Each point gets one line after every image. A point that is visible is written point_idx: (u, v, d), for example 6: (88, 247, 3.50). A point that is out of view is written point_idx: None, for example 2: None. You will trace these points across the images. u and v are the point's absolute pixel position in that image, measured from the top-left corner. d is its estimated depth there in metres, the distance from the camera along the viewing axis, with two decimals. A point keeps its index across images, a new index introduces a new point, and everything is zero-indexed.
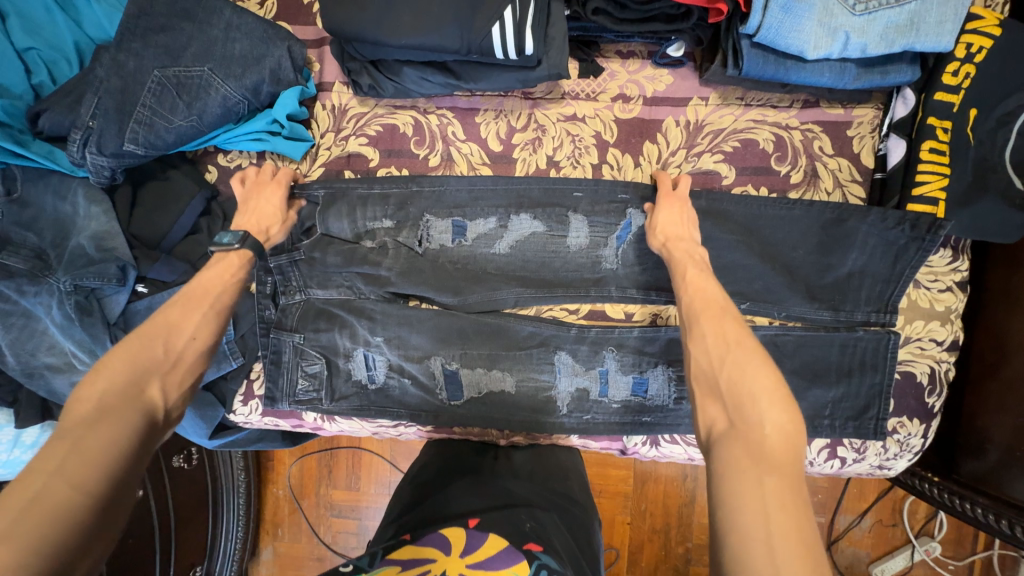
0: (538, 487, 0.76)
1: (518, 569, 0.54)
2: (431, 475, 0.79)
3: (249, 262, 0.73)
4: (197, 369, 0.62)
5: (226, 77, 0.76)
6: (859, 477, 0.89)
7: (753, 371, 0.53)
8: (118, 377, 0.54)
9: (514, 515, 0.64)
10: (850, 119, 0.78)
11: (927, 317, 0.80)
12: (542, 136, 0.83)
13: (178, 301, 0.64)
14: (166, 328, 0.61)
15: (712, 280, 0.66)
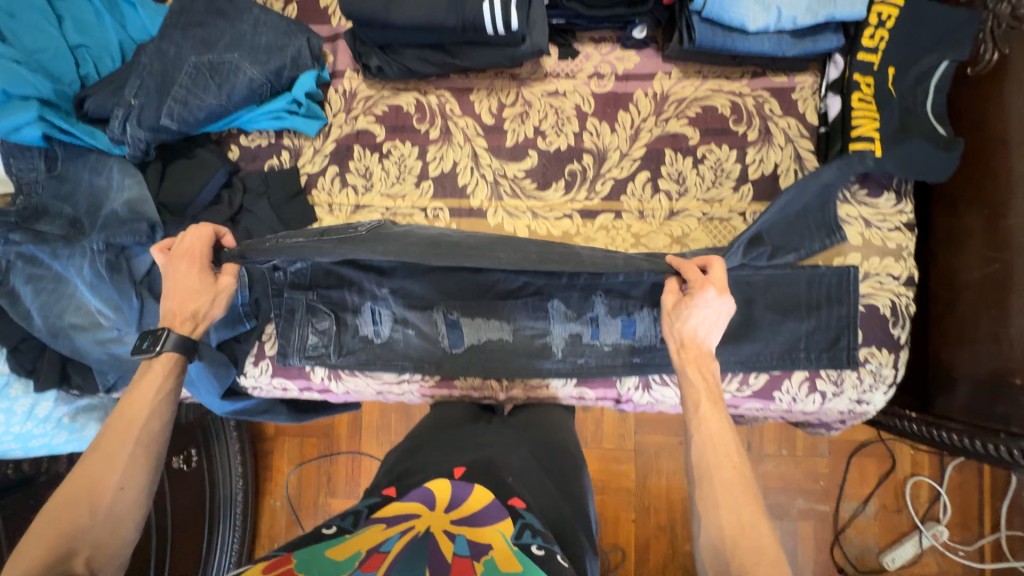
0: (524, 446, 0.84)
1: (501, 526, 0.62)
2: (422, 432, 0.87)
3: (175, 363, 0.75)
4: (133, 518, 0.66)
5: (253, 62, 0.88)
6: (841, 415, 0.94)
7: (765, 559, 0.60)
8: (39, 555, 0.59)
9: (494, 470, 0.73)
10: (793, 85, 0.90)
11: (882, 254, 0.88)
12: (528, 110, 0.94)
13: (106, 441, 0.67)
14: (88, 489, 0.64)
15: (731, 435, 0.70)
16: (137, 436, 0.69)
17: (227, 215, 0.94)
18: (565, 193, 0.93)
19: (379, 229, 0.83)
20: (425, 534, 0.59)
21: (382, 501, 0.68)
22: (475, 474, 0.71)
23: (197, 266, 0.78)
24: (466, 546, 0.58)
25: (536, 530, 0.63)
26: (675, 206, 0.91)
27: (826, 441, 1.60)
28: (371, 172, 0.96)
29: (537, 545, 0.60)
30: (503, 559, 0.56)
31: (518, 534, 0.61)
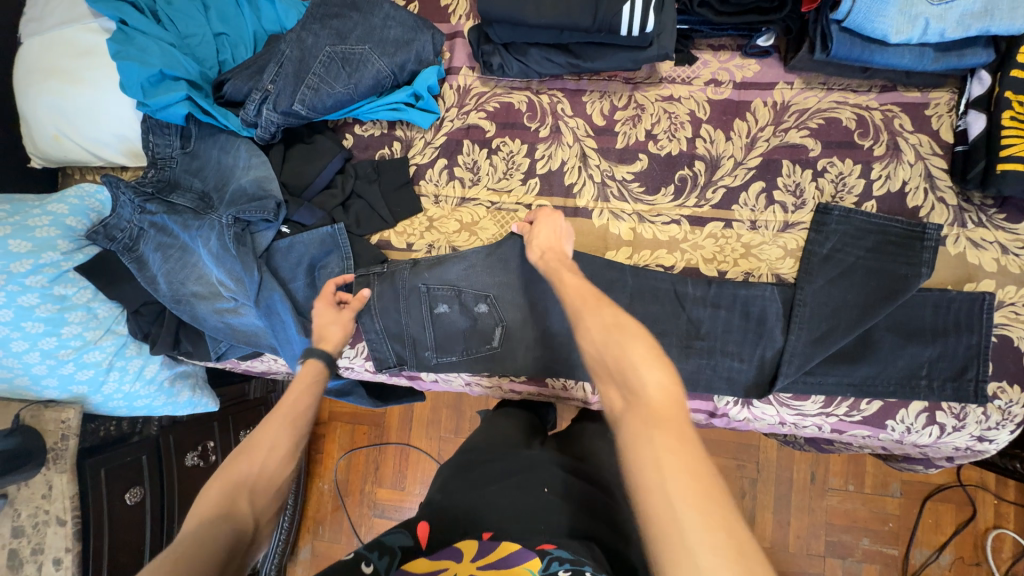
0: (574, 474, 0.83)
1: (530, 564, 0.61)
2: (478, 447, 0.92)
3: (323, 373, 0.80)
4: (281, 480, 0.65)
5: (381, 55, 0.92)
6: (956, 451, 0.88)
7: (633, 345, 0.60)
8: (213, 501, 0.59)
9: (531, 485, 0.78)
10: (927, 101, 0.87)
11: (1019, 283, 0.83)
12: (641, 113, 0.94)
13: (266, 417, 0.70)
14: (249, 447, 0.65)
15: (583, 280, 0.75)
16: (293, 415, 0.71)
17: (340, 200, 0.98)
18: (675, 199, 0.92)
19: (510, 330, 0.92)
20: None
21: (414, 547, 0.68)
22: (502, 527, 0.69)
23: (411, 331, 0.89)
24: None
25: (564, 557, 0.62)
26: (790, 219, 0.89)
27: (898, 480, 1.51)
28: (478, 166, 0.98)
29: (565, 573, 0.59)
30: None
31: (546, 567, 0.60)
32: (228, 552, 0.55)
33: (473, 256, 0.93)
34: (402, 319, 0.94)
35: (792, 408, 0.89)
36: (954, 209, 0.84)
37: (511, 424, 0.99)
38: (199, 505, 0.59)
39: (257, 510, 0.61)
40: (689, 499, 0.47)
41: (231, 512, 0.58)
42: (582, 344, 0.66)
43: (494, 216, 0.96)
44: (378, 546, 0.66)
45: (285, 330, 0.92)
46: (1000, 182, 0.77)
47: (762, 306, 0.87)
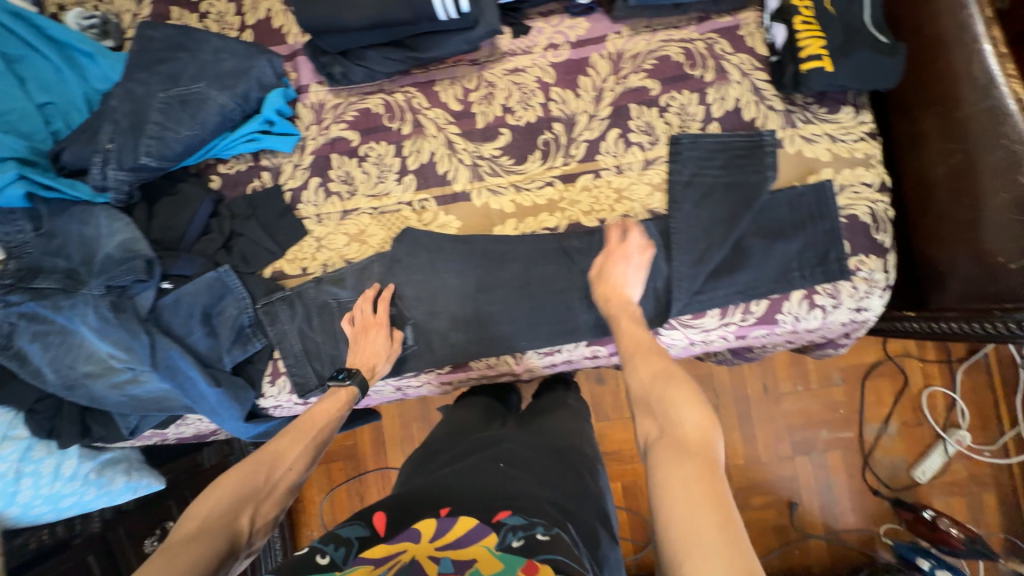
0: (532, 446, 0.88)
1: (486, 540, 0.61)
2: (438, 441, 0.96)
3: (353, 398, 0.85)
4: (285, 499, 0.71)
5: (221, 89, 0.90)
6: (843, 326, 0.97)
7: (678, 387, 0.67)
8: (225, 498, 0.65)
9: (488, 463, 0.81)
10: (738, 23, 0.94)
11: (852, 165, 0.92)
12: (493, 91, 0.98)
13: (293, 432, 0.78)
14: (273, 457, 0.73)
15: (644, 328, 0.80)
16: (318, 438, 0.79)
17: (220, 243, 0.96)
18: (543, 163, 0.96)
19: (421, 326, 0.94)
20: (410, 564, 0.59)
21: (373, 535, 0.68)
22: (459, 503, 0.70)
23: (381, 330, 0.89)
24: (451, 565, 0.58)
25: (518, 525, 0.64)
26: (650, 156, 0.95)
27: (837, 369, 1.63)
28: (352, 177, 0.98)
29: (516, 539, 0.62)
30: (485, 563, 0.57)
31: (501, 539, 0.62)
32: (226, 551, 0.60)
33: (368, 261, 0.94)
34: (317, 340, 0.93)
35: (694, 327, 0.95)
36: (783, 113, 0.92)
37: (470, 415, 1.03)
38: (204, 501, 0.65)
39: (259, 523, 0.67)
40: (709, 519, 0.51)
41: (237, 518, 0.64)
42: (629, 379, 0.73)
43: (379, 221, 0.97)
44: (334, 539, 0.65)
45: (194, 387, 0.89)
46: (808, 81, 0.85)
47: (645, 242, 0.92)
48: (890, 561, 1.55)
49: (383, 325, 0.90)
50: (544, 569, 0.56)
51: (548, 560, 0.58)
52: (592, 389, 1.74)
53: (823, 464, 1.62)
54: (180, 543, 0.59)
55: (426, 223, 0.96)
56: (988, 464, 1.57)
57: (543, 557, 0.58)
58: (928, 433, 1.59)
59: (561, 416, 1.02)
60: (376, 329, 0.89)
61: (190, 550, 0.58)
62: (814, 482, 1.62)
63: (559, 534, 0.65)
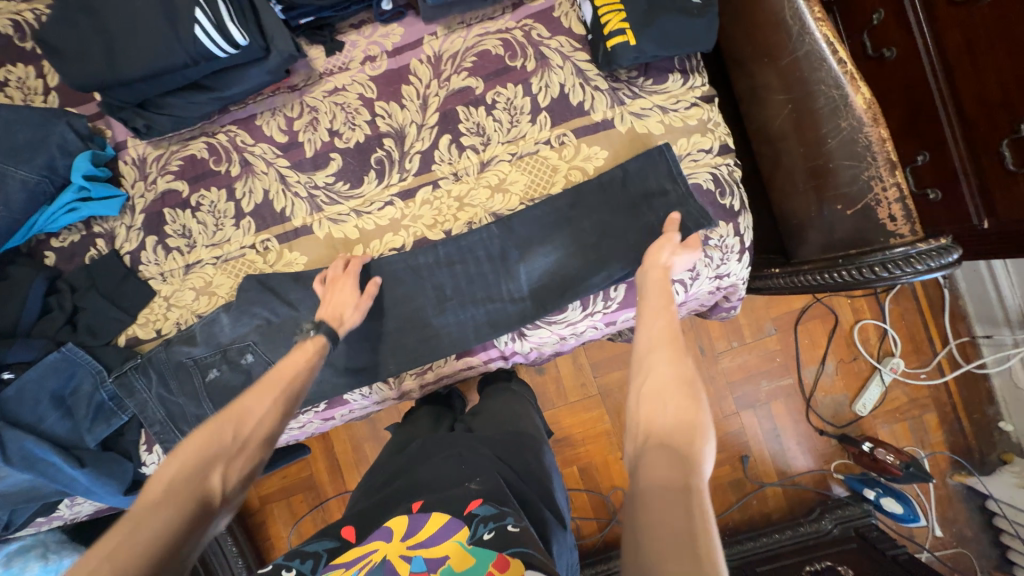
0: (492, 432, 0.88)
1: (459, 535, 0.61)
2: (383, 455, 0.93)
3: (324, 347, 0.78)
4: (260, 454, 0.65)
5: (20, 164, 0.86)
6: (709, 293, 0.97)
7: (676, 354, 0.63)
8: (189, 463, 0.59)
9: (450, 460, 0.79)
10: (552, 5, 0.91)
11: (687, 134, 0.90)
12: (316, 116, 0.94)
13: (261, 389, 0.70)
14: (238, 413, 0.65)
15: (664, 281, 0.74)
16: (290, 394, 0.71)
17: (64, 320, 0.93)
18: (380, 182, 0.93)
19: None
20: (382, 564, 0.59)
21: (342, 544, 0.66)
22: (432, 498, 0.69)
23: (347, 283, 0.86)
24: (423, 563, 0.59)
25: (488, 517, 0.63)
26: (484, 158, 0.92)
27: (769, 319, 1.62)
28: (189, 229, 0.95)
29: (488, 531, 0.61)
30: (458, 561, 0.57)
31: (473, 533, 0.61)
32: (194, 520, 0.55)
33: (216, 312, 0.91)
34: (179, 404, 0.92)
35: (559, 322, 0.94)
36: (609, 92, 0.90)
37: (417, 424, 1.00)
38: (166, 464, 0.59)
39: (229, 481, 0.61)
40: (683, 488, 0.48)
41: (207, 480, 0.58)
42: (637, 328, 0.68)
43: (224, 269, 0.94)
44: (300, 553, 0.64)
45: (59, 471, 0.88)
46: (613, 58, 0.83)
47: (491, 246, 0.91)
48: (843, 496, 1.56)
49: (352, 276, 0.86)
50: (515, 564, 0.54)
51: (518, 552, 0.57)
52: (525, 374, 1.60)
53: (769, 416, 1.61)
54: (144, 510, 0.53)
55: (272, 264, 0.93)
56: (927, 387, 1.58)
57: (514, 550, 0.57)
58: (864, 367, 1.60)
59: (506, 400, 1.03)
60: (344, 281, 0.85)
61: (159, 519, 0.53)
62: (762, 433, 1.61)
63: (528, 525, 0.64)
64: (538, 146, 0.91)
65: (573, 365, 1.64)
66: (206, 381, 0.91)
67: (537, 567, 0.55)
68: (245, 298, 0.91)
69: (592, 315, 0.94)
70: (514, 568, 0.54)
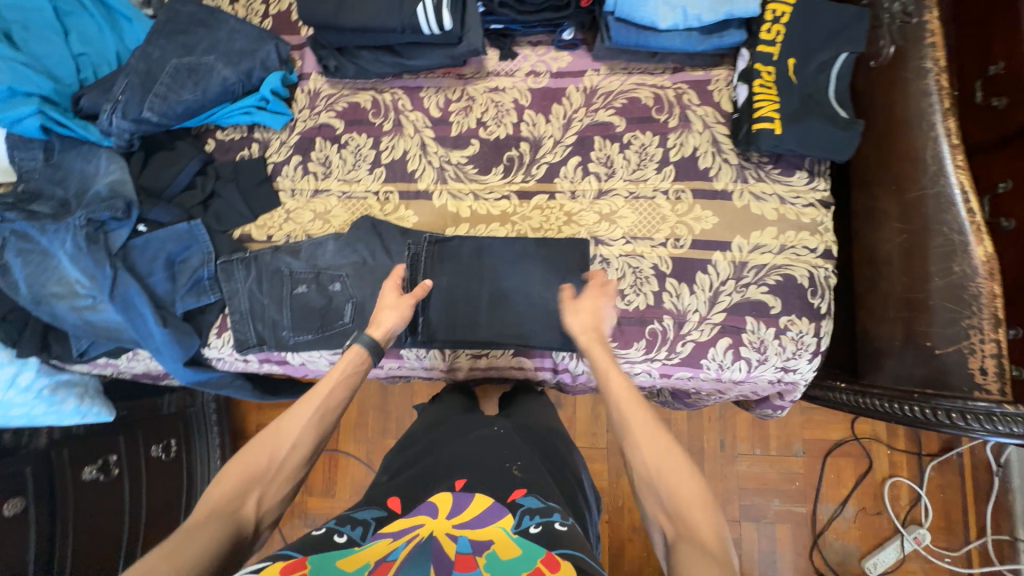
0: (526, 428, 0.94)
1: (503, 522, 0.65)
2: (416, 433, 0.97)
3: (356, 371, 0.84)
4: (295, 476, 0.74)
5: (226, 64, 1.00)
6: (769, 383, 0.98)
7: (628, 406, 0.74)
8: (230, 486, 0.69)
9: (492, 449, 0.82)
10: (709, 78, 0.99)
11: (797, 228, 0.94)
12: (471, 104, 1.05)
13: (306, 400, 0.79)
14: (274, 436, 0.75)
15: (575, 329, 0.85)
16: (327, 408, 0.79)
17: (200, 199, 1.05)
18: (504, 177, 1.02)
19: (361, 310, 0.98)
20: (429, 539, 0.62)
21: (388, 515, 0.70)
22: (475, 477, 0.75)
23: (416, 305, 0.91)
24: (468, 545, 0.62)
25: (534, 510, 0.68)
26: (603, 187, 0.99)
27: (800, 440, 1.57)
28: (330, 161, 1.06)
29: (534, 525, 0.65)
30: (503, 548, 0.60)
31: (518, 523, 0.65)
32: (230, 541, 0.63)
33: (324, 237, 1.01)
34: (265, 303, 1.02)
35: (619, 356, 0.97)
36: (736, 168, 0.96)
37: (447, 407, 1.04)
38: (213, 486, 0.69)
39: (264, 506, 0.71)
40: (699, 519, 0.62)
41: (242, 506, 0.68)
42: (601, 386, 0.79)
43: (345, 204, 1.04)
44: (350, 520, 0.67)
45: (144, 323, 0.97)
46: (754, 139, 0.89)
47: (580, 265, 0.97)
48: None
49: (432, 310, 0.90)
50: (565, 565, 0.58)
51: (566, 554, 0.60)
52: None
53: (771, 536, 1.54)
54: (193, 527, 0.63)
55: (388, 213, 1.03)
56: (948, 571, 1.47)
57: (562, 550, 0.61)
58: (886, 525, 1.51)
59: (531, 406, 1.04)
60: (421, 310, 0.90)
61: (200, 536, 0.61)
62: (756, 551, 1.54)
63: (574, 525, 0.68)
64: (656, 193, 0.97)
65: (590, 411, 1.64)
66: (291, 292, 0.99)
67: (586, 570, 0.59)
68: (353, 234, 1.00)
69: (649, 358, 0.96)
70: (564, 569, 0.57)
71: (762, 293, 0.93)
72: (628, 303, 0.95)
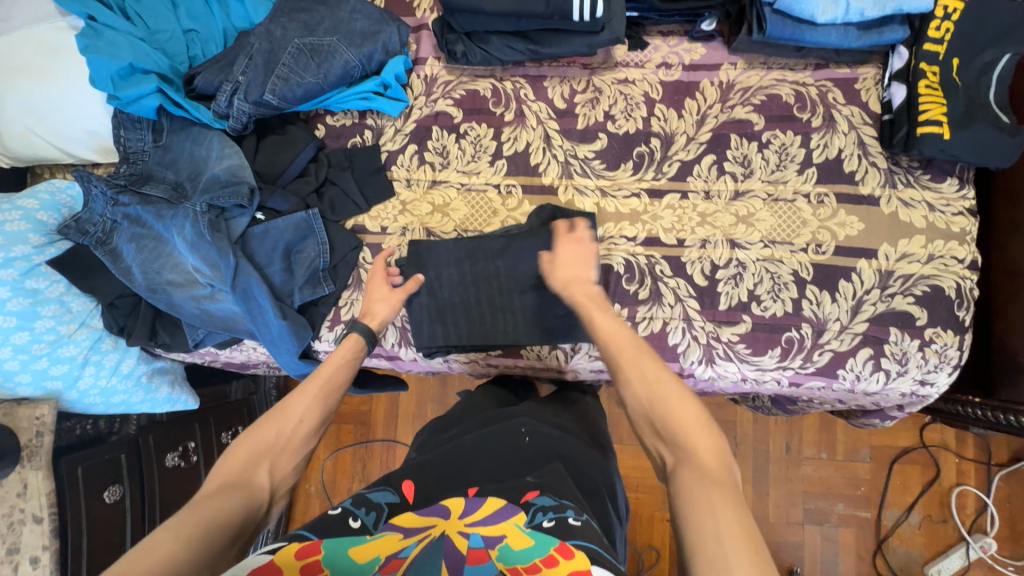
0: (559, 421, 0.84)
1: (515, 516, 0.58)
2: (453, 414, 0.90)
3: (360, 347, 0.87)
4: (304, 449, 0.72)
5: (349, 46, 0.95)
6: (903, 396, 0.94)
7: (618, 345, 0.73)
8: (243, 461, 0.66)
9: (510, 441, 0.75)
10: (856, 76, 0.95)
11: (946, 237, 0.90)
12: (599, 96, 1.00)
13: (304, 382, 0.77)
14: (281, 410, 0.72)
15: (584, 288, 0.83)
16: (329, 388, 0.77)
17: (313, 187, 1.00)
18: (634, 174, 0.98)
19: (492, 306, 0.95)
20: (440, 540, 0.56)
21: (402, 503, 0.64)
22: (487, 483, 0.66)
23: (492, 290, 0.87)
24: (480, 538, 0.57)
25: (548, 506, 0.60)
26: (740, 188, 0.95)
27: (867, 445, 1.54)
28: (447, 151, 1.02)
29: (548, 519, 0.58)
30: (516, 539, 0.56)
31: (530, 519, 0.58)
32: (247, 511, 0.60)
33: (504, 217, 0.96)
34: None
35: (751, 363, 0.93)
36: (885, 172, 0.92)
37: (486, 395, 0.96)
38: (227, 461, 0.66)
39: (279, 475, 0.68)
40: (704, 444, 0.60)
41: (255, 472, 0.65)
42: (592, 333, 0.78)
43: (464, 197, 1.00)
44: (366, 503, 0.63)
45: (262, 315, 0.94)
46: (916, 144, 0.86)
47: (710, 267, 0.94)
48: None
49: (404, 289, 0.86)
50: (580, 556, 0.53)
51: (582, 546, 0.55)
52: (609, 410, 1.49)
53: (835, 540, 1.52)
54: (207, 496, 0.61)
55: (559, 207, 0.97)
56: None
57: (577, 542, 0.55)
58: (951, 533, 1.48)
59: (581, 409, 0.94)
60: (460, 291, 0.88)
61: (216, 503, 0.59)
62: (820, 556, 1.51)
63: (591, 521, 0.61)
64: (796, 196, 0.94)
65: None
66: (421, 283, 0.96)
67: (603, 565, 0.53)
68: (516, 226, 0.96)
69: (812, 358, 0.92)
70: (579, 559, 0.53)
71: (908, 304, 0.90)
72: (764, 309, 0.92)
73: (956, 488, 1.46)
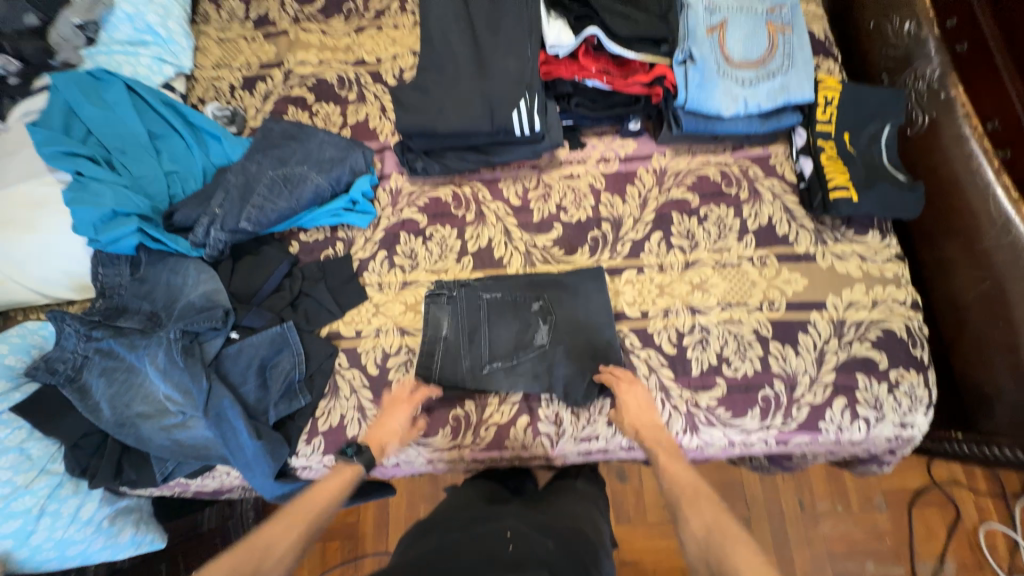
0: (548, 522, 0.79)
1: None
2: (437, 514, 0.84)
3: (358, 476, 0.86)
4: None
5: (319, 172, 1.06)
6: (890, 441, 0.94)
7: (692, 491, 0.75)
8: None
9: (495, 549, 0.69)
10: (768, 154, 1.08)
11: (883, 283, 0.98)
12: (549, 191, 1.11)
13: (283, 516, 0.76)
14: (259, 553, 0.70)
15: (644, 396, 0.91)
16: (310, 525, 0.77)
17: (288, 300, 1.04)
18: (591, 256, 1.05)
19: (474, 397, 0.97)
20: None
21: None
22: None
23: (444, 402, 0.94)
24: None
25: None
26: (689, 259, 1.03)
27: (879, 492, 1.48)
28: (416, 253, 1.08)
29: None
30: None
31: None
32: None
33: (524, 300, 1.00)
34: (363, 402, 0.98)
35: (736, 427, 0.93)
36: (814, 231, 1.02)
37: (471, 493, 0.92)
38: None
39: None
40: None
41: None
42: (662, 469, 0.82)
43: None
44: None
45: (236, 437, 0.91)
46: (833, 207, 0.97)
47: (676, 335, 0.98)
48: None
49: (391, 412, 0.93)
50: None
51: None
52: (613, 488, 1.42)
53: None
54: None
55: (566, 279, 1.01)
56: None
57: None
58: None
59: (573, 501, 0.90)
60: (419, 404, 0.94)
61: None
62: None
63: None
64: (741, 260, 1.01)
65: (657, 482, 1.41)
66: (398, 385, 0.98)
67: None
68: (537, 316, 0.99)
69: (791, 413, 0.93)
70: None
71: (867, 350, 0.94)
72: (736, 370, 0.95)
73: (981, 529, 1.39)
